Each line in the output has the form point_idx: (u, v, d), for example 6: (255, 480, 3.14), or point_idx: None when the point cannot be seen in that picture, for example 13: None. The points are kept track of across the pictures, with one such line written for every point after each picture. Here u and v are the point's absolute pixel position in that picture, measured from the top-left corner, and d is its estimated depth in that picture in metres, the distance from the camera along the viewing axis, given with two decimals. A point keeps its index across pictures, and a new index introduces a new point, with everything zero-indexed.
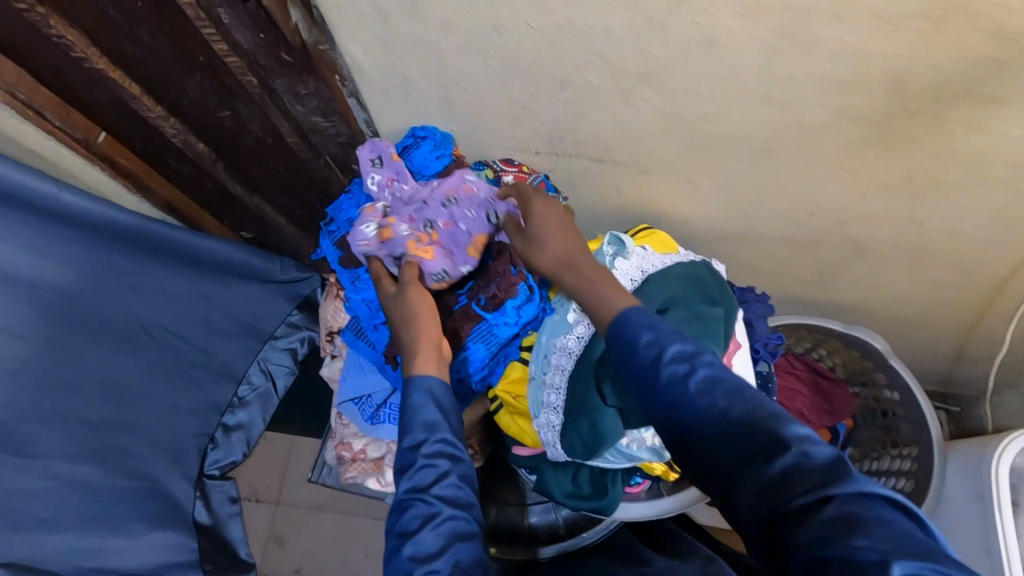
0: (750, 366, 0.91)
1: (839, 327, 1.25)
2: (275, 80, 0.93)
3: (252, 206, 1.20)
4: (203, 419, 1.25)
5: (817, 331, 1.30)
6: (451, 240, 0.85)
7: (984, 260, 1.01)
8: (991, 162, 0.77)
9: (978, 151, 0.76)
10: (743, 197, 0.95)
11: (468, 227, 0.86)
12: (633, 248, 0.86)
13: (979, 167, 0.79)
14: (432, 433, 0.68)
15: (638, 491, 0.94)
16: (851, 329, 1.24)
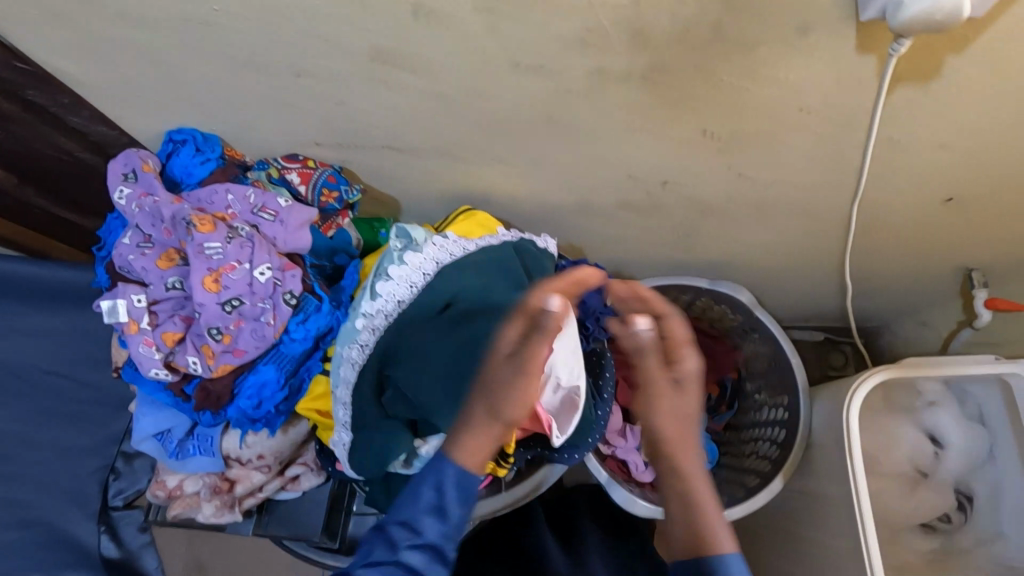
0: (574, 347, 0.86)
1: (703, 285, 1.22)
2: (29, 97, 0.75)
3: (75, 232, 1.09)
4: (86, 461, 1.23)
5: (687, 291, 1.26)
6: (244, 327, 0.73)
7: (826, 206, 0.96)
8: (779, 109, 0.71)
9: (760, 101, 0.69)
10: (555, 169, 0.88)
11: (260, 311, 0.73)
12: (425, 240, 0.79)
13: (772, 115, 0.72)
14: (428, 540, 0.63)
15: (479, 488, 0.90)
16: (716, 286, 1.21)
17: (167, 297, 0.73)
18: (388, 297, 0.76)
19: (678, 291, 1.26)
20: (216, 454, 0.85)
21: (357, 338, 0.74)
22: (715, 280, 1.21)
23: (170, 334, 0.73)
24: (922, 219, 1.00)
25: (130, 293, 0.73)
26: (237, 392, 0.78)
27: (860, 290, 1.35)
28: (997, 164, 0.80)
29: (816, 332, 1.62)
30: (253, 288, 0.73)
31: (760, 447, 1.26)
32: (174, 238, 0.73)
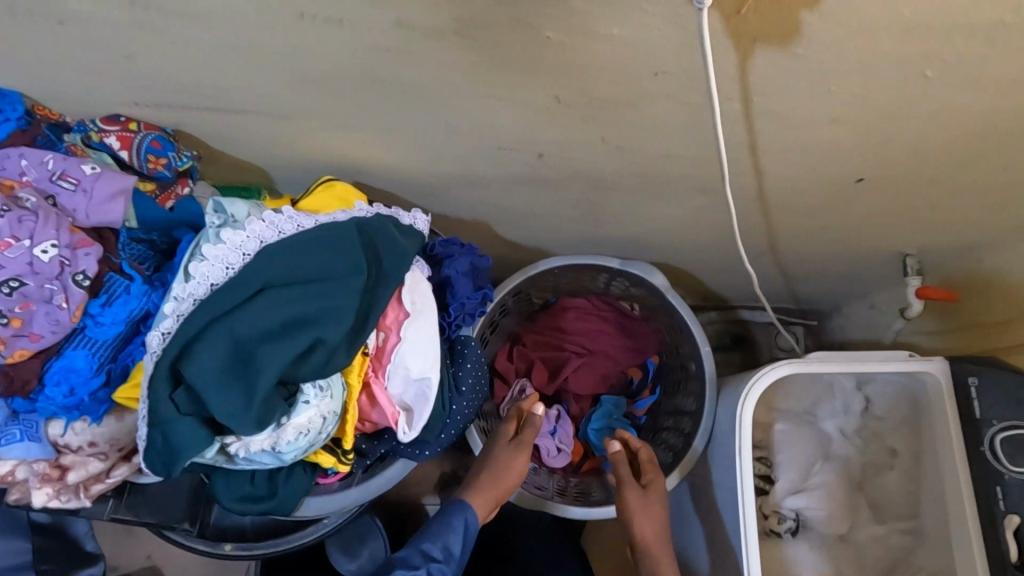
0: (427, 336, 0.79)
1: (614, 265, 1.13)
2: None
3: None
4: None
5: (599, 270, 1.17)
6: (30, 312, 0.65)
7: (727, 184, 0.87)
8: (628, 73, 0.62)
9: (603, 62, 0.60)
10: (412, 136, 0.79)
11: (47, 293, 0.65)
12: (248, 216, 0.71)
13: (624, 79, 0.63)
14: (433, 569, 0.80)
15: (333, 481, 0.84)
16: (627, 267, 1.12)
17: None
18: (201, 279, 0.68)
19: (590, 270, 1.17)
20: (44, 441, 0.78)
21: (159, 323, 0.67)
22: (627, 261, 1.13)
23: None
24: (835, 199, 0.91)
25: None
26: (46, 377, 0.70)
27: (792, 274, 1.26)
28: (896, 135, 0.71)
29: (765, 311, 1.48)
30: (35, 268, 0.65)
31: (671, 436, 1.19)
32: None
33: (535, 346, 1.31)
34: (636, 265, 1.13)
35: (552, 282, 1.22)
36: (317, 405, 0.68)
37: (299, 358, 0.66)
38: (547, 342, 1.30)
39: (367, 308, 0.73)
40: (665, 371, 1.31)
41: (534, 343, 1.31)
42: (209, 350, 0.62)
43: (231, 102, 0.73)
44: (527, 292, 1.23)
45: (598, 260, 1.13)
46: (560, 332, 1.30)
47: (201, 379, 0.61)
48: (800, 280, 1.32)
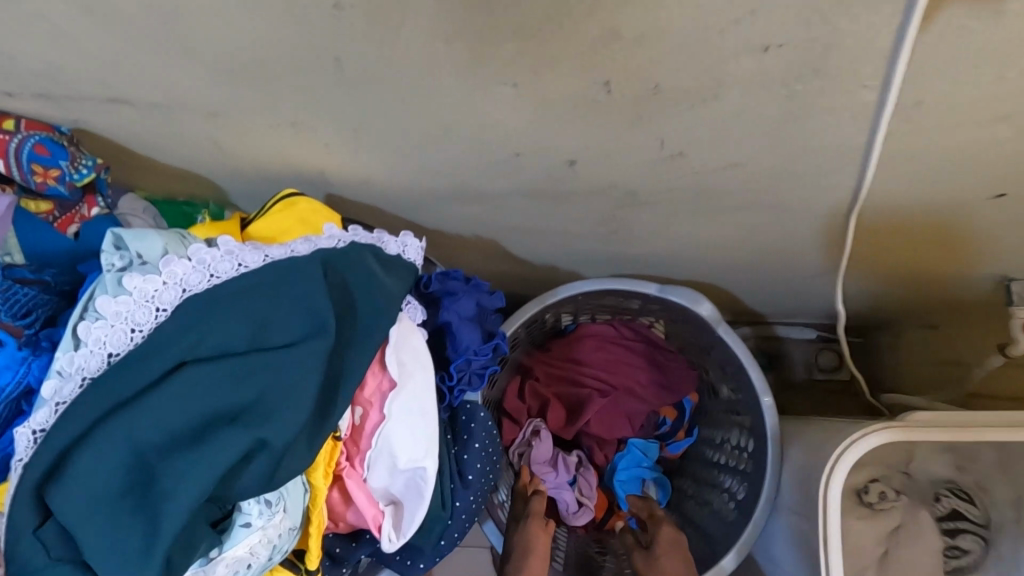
0: (419, 409, 0.58)
1: (651, 291, 0.91)
2: None
3: None
4: None
5: (631, 298, 0.96)
6: None
7: (808, 203, 0.66)
8: (712, 50, 0.42)
9: (677, 31, 0.40)
10: (394, 138, 0.57)
11: None
12: (164, 253, 0.50)
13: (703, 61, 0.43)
14: None
15: None
16: (667, 294, 0.91)
17: None
18: (94, 346, 0.47)
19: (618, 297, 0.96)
20: None
21: (34, 412, 0.46)
22: (667, 287, 0.91)
23: None
24: (941, 220, 0.71)
25: None
26: None
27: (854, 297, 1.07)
28: None
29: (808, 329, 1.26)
30: None
31: (713, 497, 0.99)
32: None
33: (549, 381, 1.09)
34: (679, 293, 0.91)
35: (571, 309, 1.01)
36: (262, 529, 0.48)
37: (232, 471, 0.46)
38: (564, 377, 1.08)
39: (336, 383, 0.53)
40: (704, 411, 1.10)
41: (547, 376, 1.09)
42: (90, 472, 0.42)
43: (140, 91, 0.53)
44: (542, 321, 1.01)
45: (631, 286, 0.91)
46: (578, 364, 1.09)
47: (80, 508, 0.41)
48: (862, 303, 1.12)
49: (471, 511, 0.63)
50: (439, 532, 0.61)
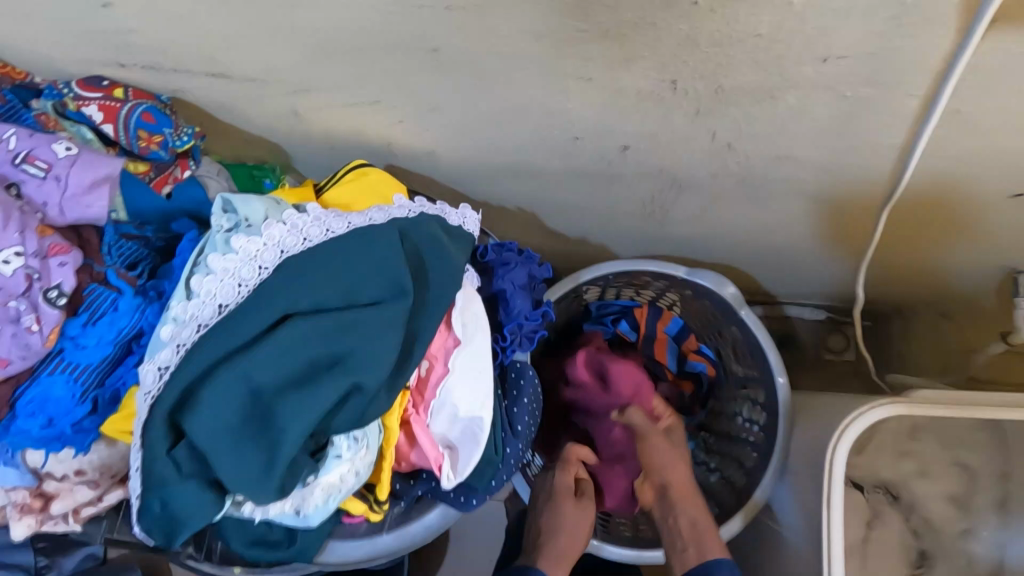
0: (478, 365, 0.65)
1: (679, 273, 0.97)
2: None
3: None
4: None
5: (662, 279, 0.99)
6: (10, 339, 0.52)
7: (843, 191, 0.71)
8: (780, 50, 0.47)
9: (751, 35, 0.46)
10: (467, 119, 0.63)
11: (15, 301, 0.51)
12: (265, 218, 0.57)
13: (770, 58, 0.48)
14: None
15: (360, 521, 0.71)
16: (694, 277, 0.96)
17: None
18: (205, 297, 0.54)
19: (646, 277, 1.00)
20: (24, 469, 0.67)
21: (157, 352, 0.53)
22: (695, 270, 0.97)
23: None
24: (964, 216, 0.76)
25: None
26: (18, 405, 0.58)
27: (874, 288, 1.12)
28: None
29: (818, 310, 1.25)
30: None
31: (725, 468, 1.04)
32: None
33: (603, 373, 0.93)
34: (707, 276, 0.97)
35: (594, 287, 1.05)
36: (350, 460, 0.55)
37: (326, 412, 0.52)
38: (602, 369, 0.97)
39: (410, 342, 0.59)
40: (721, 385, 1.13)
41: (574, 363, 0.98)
42: (211, 405, 0.49)
43: (234, 65, 0.58)
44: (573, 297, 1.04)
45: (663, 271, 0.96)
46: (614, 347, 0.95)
47: (204, 443, 0.48)
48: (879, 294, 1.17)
49: (514, 459, 0.70)
50: (492, 476, 0.68)
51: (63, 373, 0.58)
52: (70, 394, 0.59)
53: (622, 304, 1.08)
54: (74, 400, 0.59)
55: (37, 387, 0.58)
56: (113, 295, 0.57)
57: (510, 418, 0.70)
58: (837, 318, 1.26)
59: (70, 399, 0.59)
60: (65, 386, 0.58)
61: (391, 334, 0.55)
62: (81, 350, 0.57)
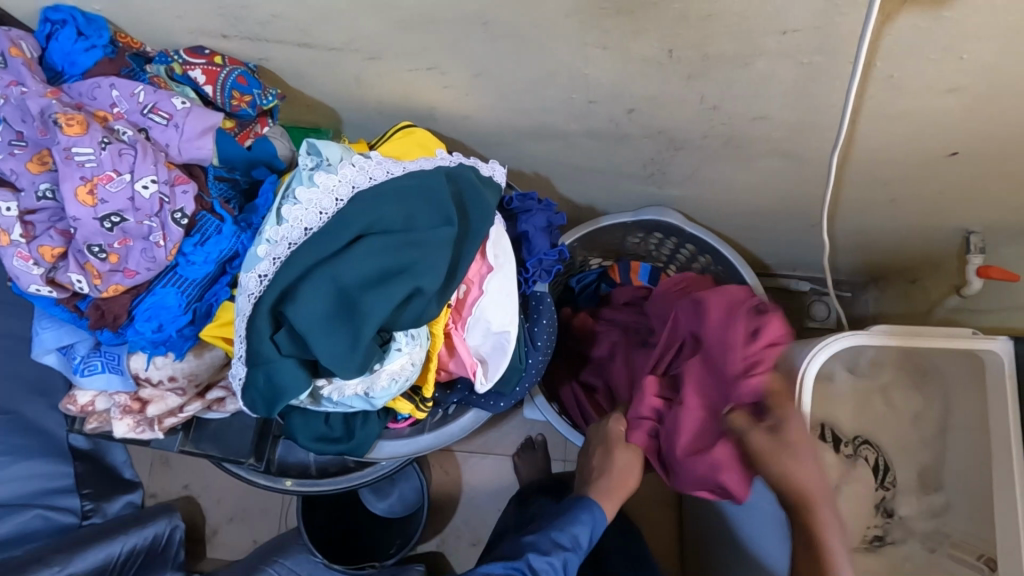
0: (507, 288, 0.79)
1: (628, 219, 1.13)
2: None
3: None
4: None
5: (631, 229, 1.15)
6: (144, 251, 0.66)
7: (811, 150, 0.85)
8: (746, 24, 0.61)
9: (722, 12, 0.60)
10: (499, 82, 0.77)
11: (150, 219, 0.65)
12: (341, 159, 0.71)
13: (738, 31, 0.62)
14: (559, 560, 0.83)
15: (404, 425, 0.85)
16: (642, 217, 1.12)
17: (38, 209, 0.65)
18: (294, 222, 0.68)
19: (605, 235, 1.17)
20: (126, 374, 0.81)
21: (256, 264, 0.67)
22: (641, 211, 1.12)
23: (52, 252, 0.65)
24: (912, 177, 0.90)
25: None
26: (135, 312, 0.72)
27: (848, 254, 1.25)
28: (991, 111, 0.71)
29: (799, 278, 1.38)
30: (124, 205, 0.63)
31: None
32: (41, 137, 0.64)
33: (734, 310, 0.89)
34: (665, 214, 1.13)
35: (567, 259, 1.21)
36: (408, 352, 0.69)
37: (395, 308, 0.66)
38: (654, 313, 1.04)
39: (456, 261, 0.72)
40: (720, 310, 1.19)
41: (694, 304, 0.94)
42: (308, 297, 0.63)
43: (318, 37, 0.72)
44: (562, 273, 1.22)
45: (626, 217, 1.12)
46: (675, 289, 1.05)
47: (302, 327, 0.62)
48: (856, 262, 1.31)
49: (534, 372, 0.85)
50: (515, 383, 0.83)
51: (172, 288, 0.71)
52: (177, 306, 0.72)
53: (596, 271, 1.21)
54: (181, 311, 0.73)
55: (151, 301, 0.72)
56: (216, 223, 0.70)
57: (531, 336, 0.85)
58: (818, 285, 1.39)
59: (177, 309, 0.73)
60: (175, 299, 0.72)
61: (444, 251, 0.69)
62: (190, 269, 0.71)
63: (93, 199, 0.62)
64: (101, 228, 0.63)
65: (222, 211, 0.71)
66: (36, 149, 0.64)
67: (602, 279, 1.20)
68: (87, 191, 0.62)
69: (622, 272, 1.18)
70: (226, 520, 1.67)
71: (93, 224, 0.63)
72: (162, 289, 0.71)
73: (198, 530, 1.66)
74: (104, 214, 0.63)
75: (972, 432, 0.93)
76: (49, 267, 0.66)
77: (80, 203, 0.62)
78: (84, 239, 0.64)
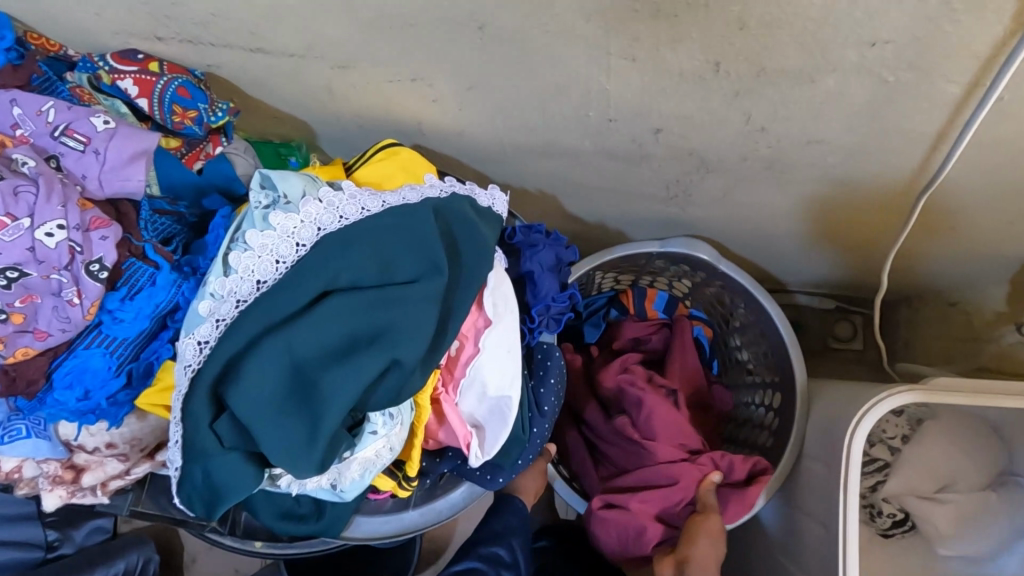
0: (508, 346, 0.66)
1: (652, 249, 0.95)
2: None
3: None
4: None
5: (679, 262, 0.99)
6: (55, 310, 0.53)
7: (870, 177, 0.71)
8: (816, 31, 0.47)
9: (788, 16, 0.46)
10: (500, 94, 0.63)
11: (57, 273, 0.51)
12: (303, 194, 0.57)
13: (806, 40, 0.49)
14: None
15: (386, 497, 0.72)
16: (666, 249, 0.95)
17: None
18: (244, 274, 0.54)
19: (620, 263, 1.00)
20: (55, 440, 0.68)
21: (196, 327, 0.54)
22: (665, 241, 0.95)
23: None
24: (985, 207, 0.76)
25: None
26: (54, 376, 0.59)
27: (889, 280, 1.12)
28: None
29: (828, 302, 1.25)
30: (23, 256, 0.50)
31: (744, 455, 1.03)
32: None
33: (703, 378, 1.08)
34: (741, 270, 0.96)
35: (583, 286, 1.03)
36: (385, 436, 0.56)
37: (365, 388, 0.53)
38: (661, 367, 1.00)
39: (445, 321, 0.59)
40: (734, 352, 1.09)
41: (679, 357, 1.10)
42: (258, 379, 0.50)
43: (276, 40, 0.58)
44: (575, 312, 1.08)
45: (706, 256, 0.94)
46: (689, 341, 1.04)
47: (248, 417, 0.49)
48: (894, 289, 1.17)
49: (538, 437, 0.72)
50: (517, 454, 0.70)
51: (99, 350, 0.58)
52: (106, 370, 0.59)
53: (605, 296, 1.09)
54: (113, 376, 0.60)
55: (74, 366, 0.58)
56: (151, 273, 0.57)
57: (536, 398, 0.71)
58: (848, 310, 1.26)
59: (105, 373, 0.60)
60: (104, 363, 0.59)
61: (429, 314, 0.56)
62: (120, 328, 0.58)
63: None
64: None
65: (159, 256, 0.58)
66: None
67: (613, 305, 1.08)
68: None
69: (636, 300, 1.07)
70: (203, 551, 1.55)
71: None
72: (87, 352, 0.58)
73: (174, 561, 1.55)
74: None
75: None
76: None
77: None
78: None
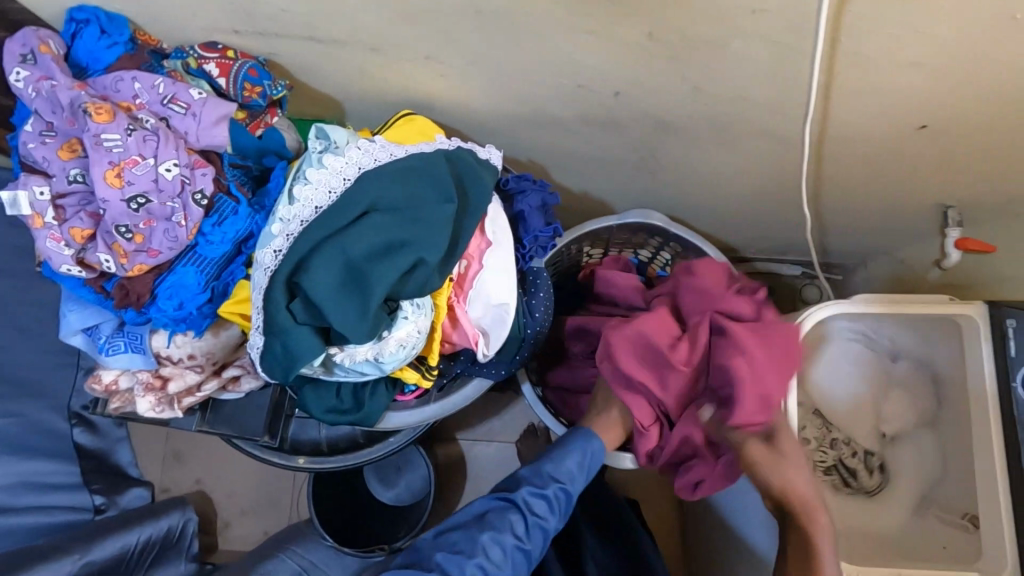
0: (504, 264, 0.84)
1: (612, 222, 1.14)
2: None
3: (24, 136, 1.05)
4: None
5: (638, 231, 1.18)
6: (166, 230, 0.71)
7: (791, 128, 0.89)
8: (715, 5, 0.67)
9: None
10: (493, 68, 0.82)
11: (172, 200, 0.70)
12: (348, 142, 0.76)
13: (710, 10, 0.67)
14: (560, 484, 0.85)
15: (410, 397, 0.91)
16: (624, 220, 1.13)
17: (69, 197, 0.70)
18: (305, 201, 0.72)
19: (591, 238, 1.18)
20: (148, 353, 0.86)
21: (270, 241, 0.72)
22: (622, 214, 1.14)
23: (79, 228, 0.70)
24: (892, 155, 0.94)
25: (31, 195, 0.70)
26: (157, 291, 0.76)
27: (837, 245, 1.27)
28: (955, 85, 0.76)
29: (793, 266, 1.38)
30: (149, 187, 0.69)
31: None
32: (73, 123, 0.69)
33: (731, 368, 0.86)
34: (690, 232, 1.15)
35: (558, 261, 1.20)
36: (415, 320, 0.75)
37: (399, 277, 0.71)
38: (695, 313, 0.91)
39: (456, 237, 0.77)
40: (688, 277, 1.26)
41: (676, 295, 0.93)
42: (322, 266, 0.68)
43: (324, 29, 0.77)
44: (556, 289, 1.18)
45: (659, 222, 1.13)
46: None
47: (316, 294, 0.67)
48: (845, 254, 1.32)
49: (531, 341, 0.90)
50: (515, 352, 0.88)
51: (190, 268, 0.76)
52: (195, 284, 0.77)
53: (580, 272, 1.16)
54: (201, 291, 0.78)
55: (171, 282, 0.76)
56: (234, 205, 0.75)
57: (528, 309, 0.90)
58: (812, 274, 1.38)
59: (194, 288, 0.77)
60: (194, 279, 0.76)
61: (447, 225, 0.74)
62: (209, 250, 0.76)
63: (120, 182, 0.68)
64: (129, 210, 0.69)
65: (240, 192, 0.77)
66: (69, 143, 0.70)
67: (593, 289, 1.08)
68: (115, 175, 0.68)
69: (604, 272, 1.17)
70: None
71: (121, 205, 0.68)
72: (183, 270, 0.76)
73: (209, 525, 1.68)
74: (130, 196, 0.68)
75: (961, 405, 0.94)
76: (78, 250, 0.72)
77: (107, 185, 0.67)
78: (111, 220, 0.69)
